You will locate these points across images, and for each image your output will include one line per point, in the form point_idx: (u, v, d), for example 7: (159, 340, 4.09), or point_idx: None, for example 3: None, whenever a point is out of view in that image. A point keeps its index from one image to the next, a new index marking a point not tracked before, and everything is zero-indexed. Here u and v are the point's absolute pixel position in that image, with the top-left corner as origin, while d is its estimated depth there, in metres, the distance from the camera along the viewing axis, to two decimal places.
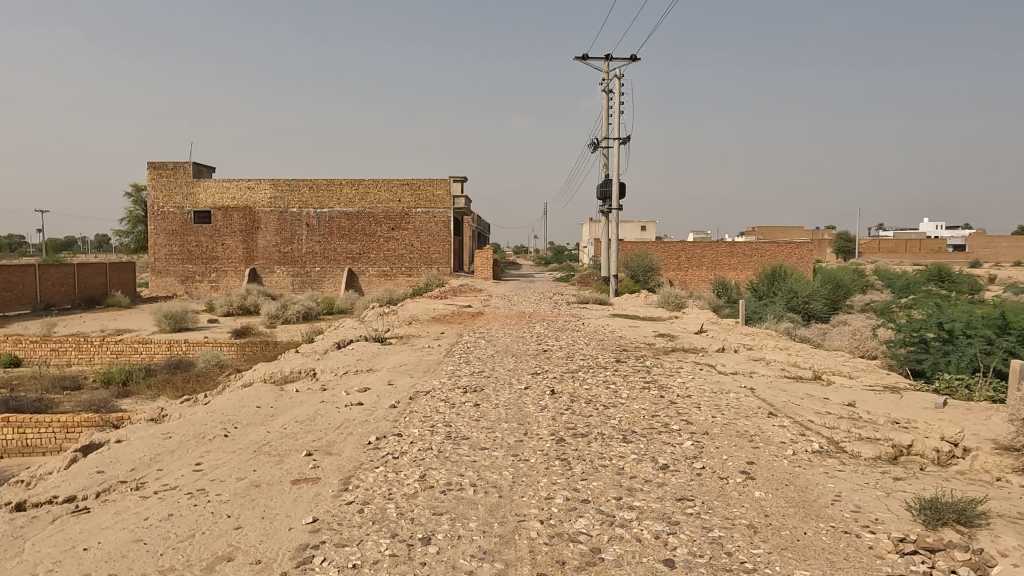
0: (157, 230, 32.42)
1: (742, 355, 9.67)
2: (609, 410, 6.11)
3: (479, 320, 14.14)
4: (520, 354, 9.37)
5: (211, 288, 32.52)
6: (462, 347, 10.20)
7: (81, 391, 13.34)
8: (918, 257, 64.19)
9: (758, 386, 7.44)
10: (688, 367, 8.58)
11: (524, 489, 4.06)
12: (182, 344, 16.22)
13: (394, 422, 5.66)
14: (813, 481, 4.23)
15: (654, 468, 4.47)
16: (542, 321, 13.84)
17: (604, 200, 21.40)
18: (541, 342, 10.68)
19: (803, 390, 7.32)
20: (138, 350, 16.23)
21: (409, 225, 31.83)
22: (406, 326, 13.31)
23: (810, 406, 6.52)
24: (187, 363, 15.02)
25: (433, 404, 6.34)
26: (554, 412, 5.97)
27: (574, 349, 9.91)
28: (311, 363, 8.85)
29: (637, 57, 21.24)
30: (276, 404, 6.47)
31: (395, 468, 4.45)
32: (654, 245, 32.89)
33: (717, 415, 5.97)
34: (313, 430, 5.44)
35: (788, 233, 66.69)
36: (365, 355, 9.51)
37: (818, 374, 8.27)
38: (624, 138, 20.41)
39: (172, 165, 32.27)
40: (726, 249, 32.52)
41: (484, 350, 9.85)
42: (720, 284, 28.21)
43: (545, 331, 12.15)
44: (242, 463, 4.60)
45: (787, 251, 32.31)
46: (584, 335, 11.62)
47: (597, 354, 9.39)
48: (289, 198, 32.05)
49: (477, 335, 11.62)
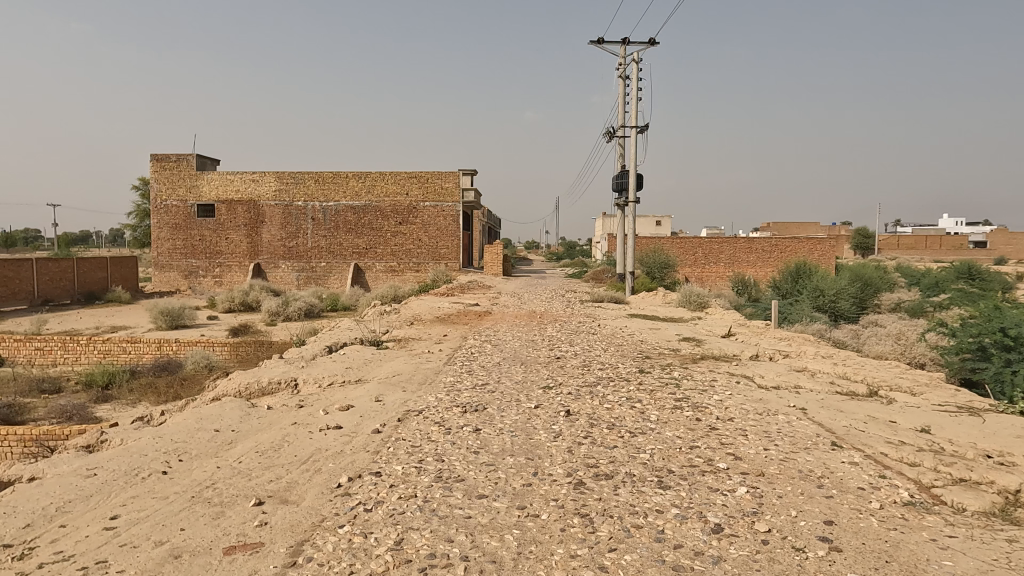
0: (160, 224, 31.63)
1: (780, 365, 8.55)
2: (637, 439, 5.04)
3: (486, 321, 13.09)
4: (528, 363, 8.30)
5: (215, 283, 31.74)
6: (467, 353, 9.15)
7: (60, 395, 12.45)
8: (939, 253, 62.52)
9: (809, 405, 6.33)
10: (722, 379, 7.48)
11: (532, 568, 3.00)
12: (171, 344, 15.32)
13: (374, 456, 4.62)
14: (922, 556, 3.13)
15: (703, 531, 3.39)
16: (555, 322, 12.75)
17: (621, 192, 20.28)
18: (553, 347, 9.62)
19: (864, 411, 6.21)
20: (127, 349, 15.38)
21: (417, 219, 30.83)
22: (409, 327, 12.29)
23: (878, 434, 5.41)
24: (176, 364, 14.15)
25: (425, 429, 5.28)
26: (570, 443, 4.91)
27: (591, 355, 8.84)
28: (292, 372, 7.83)
29: (656, 42, 20.04)
30: (240, 426, 5.44)
31: (365, 528, 3.41)
32: (669, 240, 31.72)
33: (769, 447, 4.88)
34: (273, 466, 4.41)
35: (803, 229, 65.16)
36: (356, 362, 8.48)
37: (874, 390, 7.14)
38: (642, 126, 19.26)
39: (175, 157, 31.39)
40: (744, 245, 31.31)
41: (490, 357, 8.79)
42: (739, 281, 27.03)
43: (558, 334, 11.10)
44: (169, 517, 3.57)
45: (808, 248, 31.10)
46: (601, 339, 10.54)
47: (617, 363, 8.29)
48: (294, 191, 31.13)
49: (483, 338, 10.59)
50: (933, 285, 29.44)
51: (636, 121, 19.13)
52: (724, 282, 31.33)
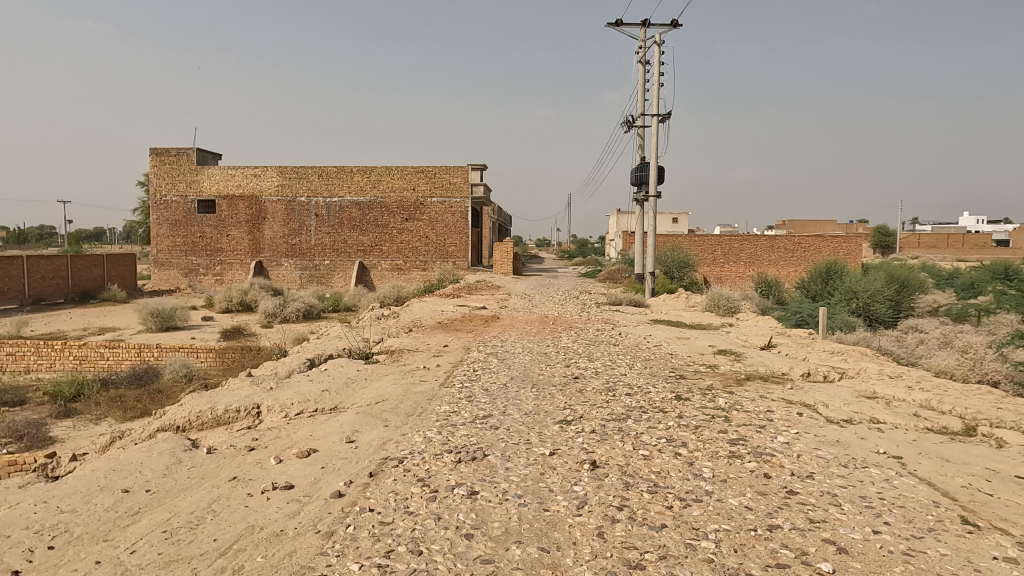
0: (159, 220, 30.52)
1: (843, 388, 7.10)
2: (693, 513, 3.65)
3: (493, 327, 11.73)
4: (541, 385, 6.91)
5: (215, 282, 30.65)
6: (468, 371, 7.78)
7: (21, 409, 11.24)
8: (963, 252, 60.48)
9: (904, 452, 4.89)
10: (780, 410, 6.06)
11: None
12: (151, 350, 14.11)
13: (323, 542, 3.26)
14: None
15: None
16: (570, 330, 11.37)
17: (640, 187, 18.83)
18: (570, 362, 8.26)
19: (977, 461, 4.77)
20: (105, 355, 14.20)
21: (423, 216, 29.54)
22: (407, 334, 10.98)
23: (1014, 502, 3.97)
24: (155, 373, 12.94)
25: (402, 492, 3.92)
26: (600, 521, 3.54)
27: (614, 374, 7.47)
28: (256, 396, 6.51)
29: (680, 25, 18.50)
30: (159, 484, 4.11)
31: None
32: (687, 237, 30.17)
33: (880, 530, 3.47)
34: (174, 565, 3.06)
35: (820, 226, 63.25)
36: (335, 383, 7.12)
37: (975, 426, 5.70)
38: (664, 114, 17.84)
39: (175, 151, 30.21)
40: (766, 243, 29.79)
41: (495, 376, 7.42)
42: (762, 281, 25.53)
43: (574, 344, 9.75)
44: None
45: (834, 246, 29.54)
46: (624, 351, 9.16)
47: (648, 385, 6.92)
48: (297, 186, 29.89)
49: (489, 350, 9.27)
50: (967, 287, 27.77)
51: (657, 109, 17.70)
52: (745, 282, 29.82)
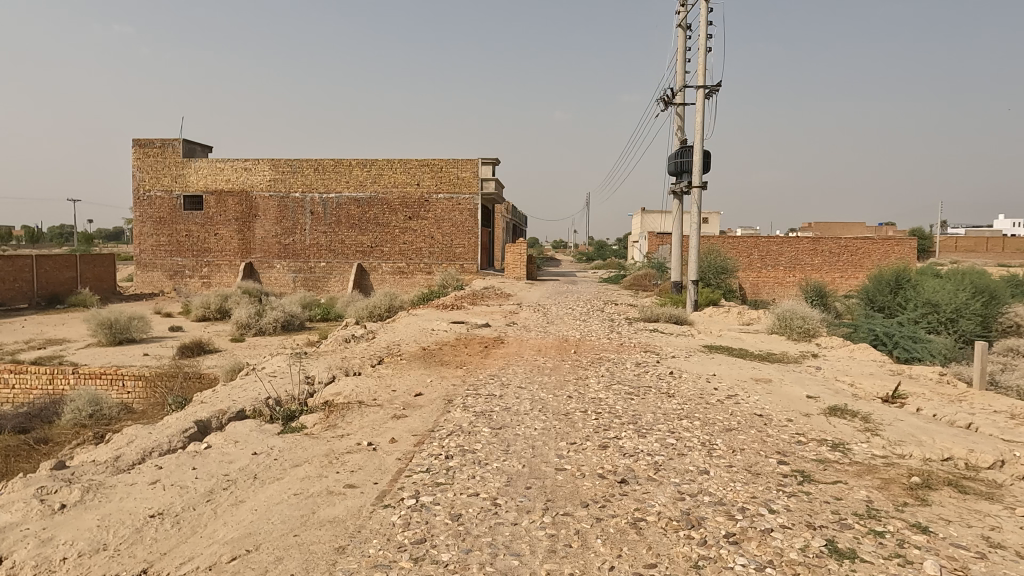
0: (142, 217, 27.73)
1: None
2: None
3: (493, 360, 8.54)
4: (560, 511, 3.68)
5: (202, 285, 27.80)
6: (437, 461, 4.57)
7: None
8: (1006, 257, 56.29)
9: None
10: None
11: None
12: (65, 377, 11.08)
13: None
14: None
15: None
16: (600, 366, 8.15)
17: (680, 176, 15.53)
18: (607, 439, 5.02)
19: None
20: (11, 383, 11.26)
21: (428, 213, 26.45)
22: (372, 372, 7.83)
23: None
24: (57, 412, 9.91)
25: None
26: None
27: (692, 478, 4.22)
28: (7, 536, 3.35)
29: None
30: None
31: None
32: (722, 239, 26.67)
33: None
34: None
35: (852, 230, 59.53)
36: (189, 492, 3.96)
37: None
38: (712, 87, 14.58)
39: (160, 143, 27.40)
40: (809, 246, 26.37)
41: (480, 478, 4.21)
42: (812, 290, 22.12)
43: (612, 395, 6.51)
44: None
45: (885, 249, 26.09)
46: (690, 413, 5.92)
47: (762, 514, 3.67)
48: (291, 181, 26.93)
49: (479, 405, 6.12)
50: None
51: (702, 81, 14.42)
52: (786, 289, 26.41)
